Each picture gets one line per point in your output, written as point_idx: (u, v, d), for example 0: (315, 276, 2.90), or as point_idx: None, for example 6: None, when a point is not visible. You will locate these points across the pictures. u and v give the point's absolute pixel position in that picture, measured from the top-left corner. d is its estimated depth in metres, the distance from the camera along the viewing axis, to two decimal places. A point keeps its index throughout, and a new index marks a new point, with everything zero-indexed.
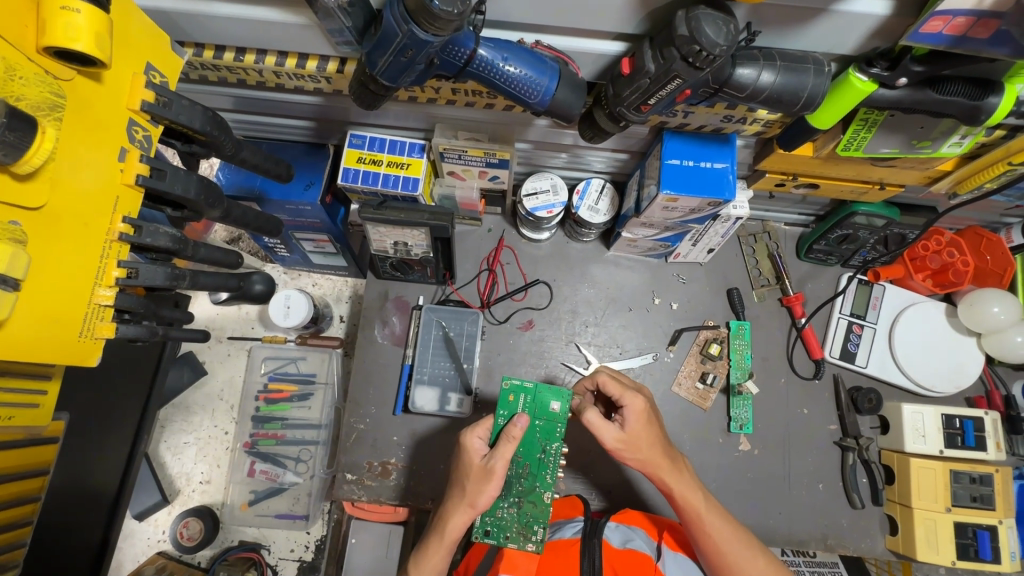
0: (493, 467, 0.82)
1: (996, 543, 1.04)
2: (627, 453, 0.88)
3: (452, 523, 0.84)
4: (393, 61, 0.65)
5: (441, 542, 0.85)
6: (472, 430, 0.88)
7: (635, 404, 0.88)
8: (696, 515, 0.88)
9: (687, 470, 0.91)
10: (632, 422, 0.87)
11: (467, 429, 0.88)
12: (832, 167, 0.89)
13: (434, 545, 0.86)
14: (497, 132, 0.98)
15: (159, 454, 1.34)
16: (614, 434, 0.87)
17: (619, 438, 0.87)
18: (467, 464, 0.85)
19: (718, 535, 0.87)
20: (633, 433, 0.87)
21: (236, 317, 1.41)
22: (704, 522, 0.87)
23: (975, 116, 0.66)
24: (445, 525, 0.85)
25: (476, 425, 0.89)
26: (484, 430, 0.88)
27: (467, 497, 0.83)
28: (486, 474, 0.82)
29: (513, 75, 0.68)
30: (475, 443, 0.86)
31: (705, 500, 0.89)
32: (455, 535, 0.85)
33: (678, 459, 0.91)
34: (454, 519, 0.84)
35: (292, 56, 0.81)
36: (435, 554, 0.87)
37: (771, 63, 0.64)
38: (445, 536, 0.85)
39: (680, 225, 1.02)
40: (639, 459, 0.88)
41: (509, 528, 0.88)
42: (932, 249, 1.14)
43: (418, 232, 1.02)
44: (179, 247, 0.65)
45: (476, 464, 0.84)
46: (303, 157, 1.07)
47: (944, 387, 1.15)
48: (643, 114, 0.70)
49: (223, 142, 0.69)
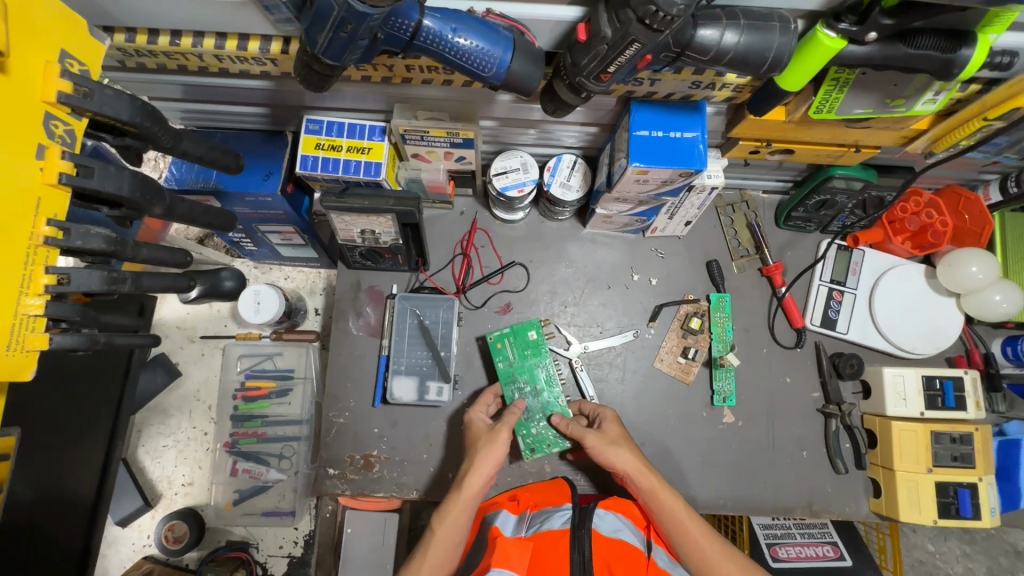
0: (499, 428, 0.99)
1: (976, 501, 1.04)
2: (610, 453, 0.97)
3: (478, 472, 0.94)
4: (332, 37, 0.61)
5: (462, 496, 0.93)
6: (474, 409, 1.05)
7: (607, 412, 1.05)
8: (683, 529, 0.89)
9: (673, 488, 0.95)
10: (608, 425, 1.02)
11: (470, 407, 1.06)
12: (805, 130, 0.86)
13: (453, 501, 0.92)
14: (459, 110, 0.93)
15: (138, 459, 1.32)
16: (591, 432, 0.99)
17: (598, 438, 0.99)
18: (479, 433, 1.01)
19: (700, 549, 0.88)
20: (609, 437, 0.99)
21: (207, 316, 1.37)
22: (690, 533, 0.89)
23: (947, 70, 0.63)
24: (467, 476, 0.94)
25: (478, 402, 1.07)
26: (484, 404, 1.07)
27: (484, 449, 0.97)
28: (496, 432, 0.99)
29: (465, 47, 0.64)
30: (477, 416, 1.04)
31: (689, 512, 0.91)
32: (479, 484, 0.93)
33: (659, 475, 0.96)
34: (479, 467, 0.95)
35: (233, 37, 0.76)
36: (455, 510, 0.91)
37: (735, 22, 0.60)
38: (467, 488, 0.93)
39: (654, 199, 0.99)
40: (624, 462, 0.96)
41: (547, 438, 1.08)
42: (910, 211, 1.13)
43: (384, 219, 0.98)
44: (117, 249, 0.61)
45: (486, 428, 1.01)
46: (260, 146, 1.02)
47: (925, 349, 1.15)
48: (604, 83, 0.66)
49: (160, 134, 0.65)
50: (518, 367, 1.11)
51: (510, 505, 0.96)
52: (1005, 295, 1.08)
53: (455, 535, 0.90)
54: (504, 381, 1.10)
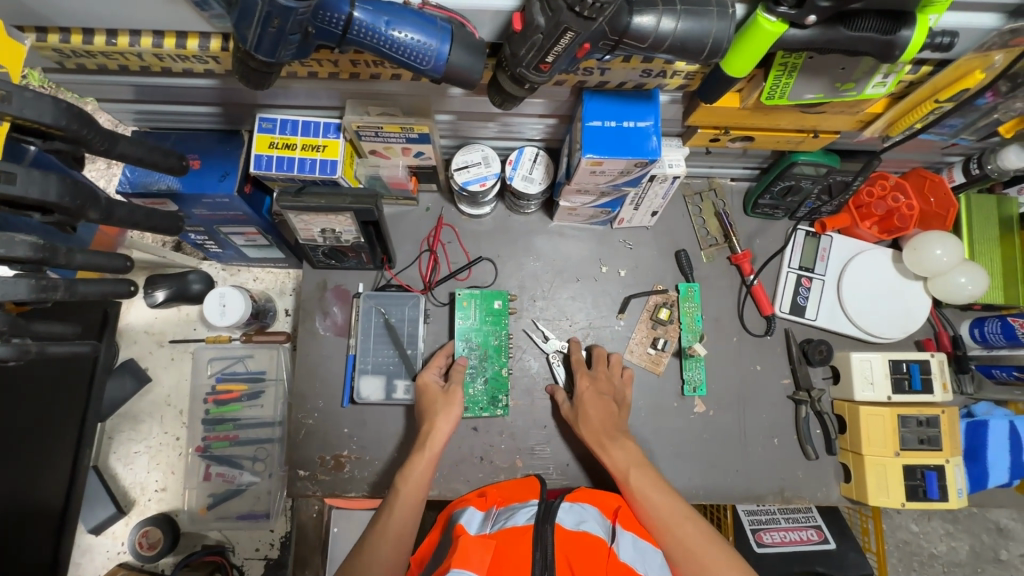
0: (455, 390, 1.04)
1: (944, 482, 1.04)
2: (577, 425, 1.05)
3: (437, 431, 0.99)
4: (261, 33, 0.59)
5: (425, 452, 0.98)
6: (426, 371, 1.07)
7: (579, 385, 1.08)
8: (627, 481, 0.96)
9: (627, 445, 1.01)
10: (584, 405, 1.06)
11: (423, 368, 1.08)
12: (761, 117, 0.86)
13: (417, 456, 0.98)
14: (413, 105, 0.92)
15: (110, 465, 1.30)
16: (564, 405, 1.08)
17: (570, 412, 1.08)
18: (428, 393, 1.04)
19: (645, 497, 0.94)
20: (579, 409, 1.06)
21: (176, 319, 1.36)
22: (631, 481, 0.96)
23: (889, 52, 0.62)
24: (429, 435, 0.99)
25: (430, 363, 1.09)
26: (436, 366, 1.09)
27: (442, 410, 1.02)
28: (450, 394, 1.04)
29: (400, 40, 0.63)
30: (429, 377, 1.06)
31: (637, 470, 0.97)
32: (439, 438, 0.99)
33: (617, 435, 1.03)
34: (439, 427, 1.00)
35: (170, 35, 0.74)
36: (419, 463, 0.97)
37: (671, 8, 0.59)
38: (428, 441, 0.99)
39: (614, 189, 0.98)
40: (588, 431, 1.04)
41: (481, 401, 1.11)
42: (877, 195, 1.13)
43: (343, 217, 0.97)
44: (46, 255, 0.59)
45: (440, 389, 1.05)
46: (215, 146, 1.01)
47: (893, 333, 1.15)
48: (545, 74, 0.65)
49: (89, 137, 0.63)
50: (472, 329, 1.13)
51: (478, 501, 0.94)
52: (970, 277, 1.08)
53: (417, 490, 0.95)
54: (459, 338, 1.12)
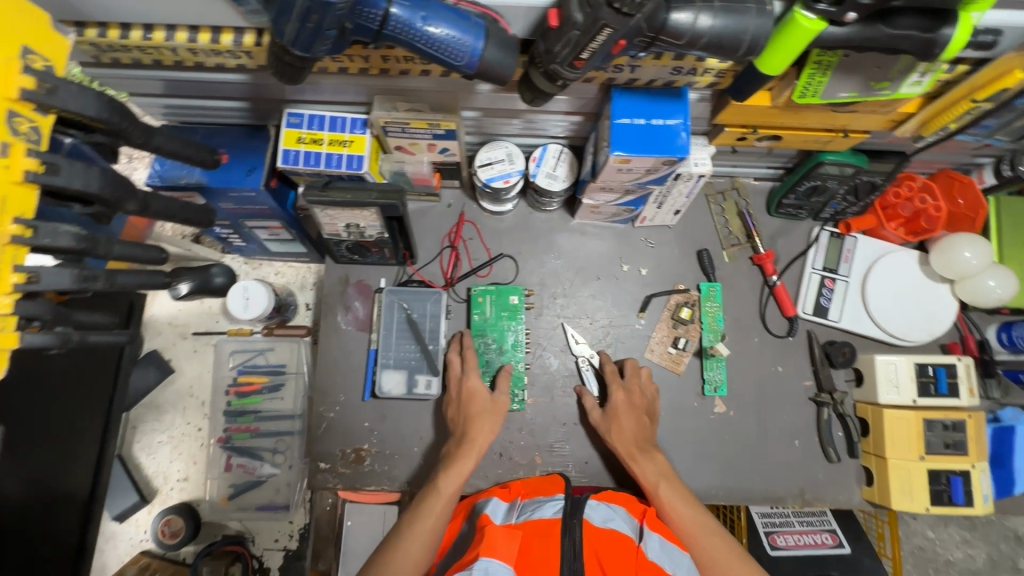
0: (502, 399, 1.07)
1: (969, 488, 1.03)
2: (608, 435, 1.04)
3: (484, 434, 1.01)
4: (299, 28, 0.60)
5: (472, 450, 0.99)
6: (471, 377, 1.07)
7: (614, 396, 1.06)
8: (657, 493, 0.96)
9: (657, 457, 1.01)
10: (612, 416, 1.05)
11: (467, 373, 1.07)
12: (791, 116, 0.85)
13: (465, 454, 0.98)
14: (441, 101, 0.92)
15: (133, 455, 1.32)
16: (596, 412, 1.06)
17: (601, 419, 1.07)
18: (473, 398, 1.05)
19: (674, 508, 0.94)
20: (612, 419, 1.05)
21: (199, 311, 1.37)
22: (661, 492, 0.96)
23: (930, 51, 0.61)
24: (475, 434, 1.01)
25: (469, 369, 1.08)
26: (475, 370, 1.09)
27: (491, 418, 1.04)
28: (496, 405, 1.06)
29: (435, 36, 0.63)
30: (477, 383, 1.06)
31: (668, 483, 0.97)
32: (485, 442, 1.01)
33: (648, 447, 1.02)
34: (486, 430, 1.02)
35: (205, 30, 0.75)
36: (465, 462, 0.97)
37: (709, 5, 0.59)
38: (474, 442, 1.00)
39: (639, 187, 0.98)
40: (618, 440, 1.03)
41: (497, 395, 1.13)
42: (904, 196, 1.11)
43: (369, 212, 0.98)
44: (87, 246, 0.61)
45: (486, 398, 1.05)
46: (242, 141, 1.02)
47: (918, 336, 1.14)
48: (579, 70, 0.65)
49: (129, 130, 0.64)
50: (487, 323, 1.14)
51: (501, 493, 0.96)
52: (999, 280, 1.06)
53: (455, 484, 0.94)
54: (475, 332, 1.14)
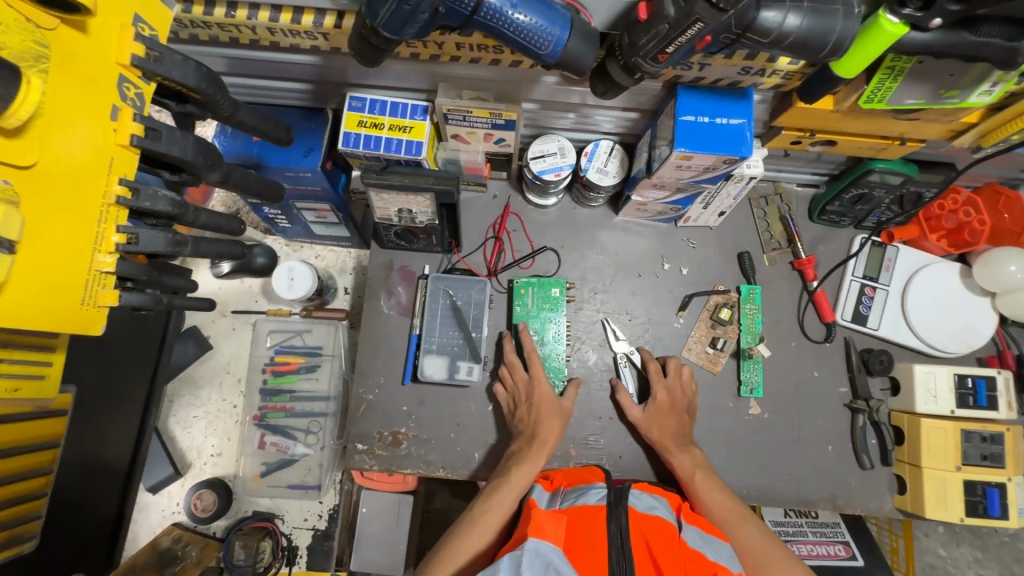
0: (568, 404, 1.09)
1: (1005, 500, 1.03)
2: (648, 429, 1.07)
3: (552, 431, 1.04)
4: (395, 9, 0.62)
5: (542, 447, 1.01)
6: (543, 381, 1.08)
7: (654, 393, 1.09)
8: (692, 481, 1.00)
9: (694, 451, 1.05)
10: (651, 411, 1.08)
11: (540, 377, 1.08)
12: (849, 121, 0.86)
13: (538, 450, 1.01)
14: (504, 91, 0.93)
15: (169, 428, 1.34)
16: (637, 410, 1.08)
17: (641, 417, 1.09)
18: (543, 400, 1.07)
19: (709, 497, 0.98)
20: (655, 418, 1.07)
21: (239, 290, 1.39)
22: (696, 483, 1.00)
23: (1010, 59, 0.62)
24: (542, 430, 1.03)
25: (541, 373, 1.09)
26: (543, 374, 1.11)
27: (558, 419, 1.06)
28: (562, 409, 1.08)
29: (523, 24, 0.64)
30: (548, 386, 1.08)
31: (703, 473, 1.01)
32: (554, 441, 1.04)
33: (685, 442, 1.06)
34: (553, 426, 1.05)
35: (287, 10, 0.77)
36: (536, 455, 1.00)
37: (798, 5, 0.60)
38: (546, 442, 1.03)
39: (692, 185, 0.99)
40: (654, 434, 1.07)
41: None
42: (949, 208, 1.12)
43: (423, 198, 1.00)
44: (179, 212, 0.63)
45: (554, 402, 1.07)
46: (302, 122, 1.04)
47: (956, 348, 1.14)
48: (660, 65, 0.66)
49: (220, 102, 0.66)
50: (528, 314, 1.16)
51: (544, 482, 0.97)
52: None
53: (528, 479, 0.97)
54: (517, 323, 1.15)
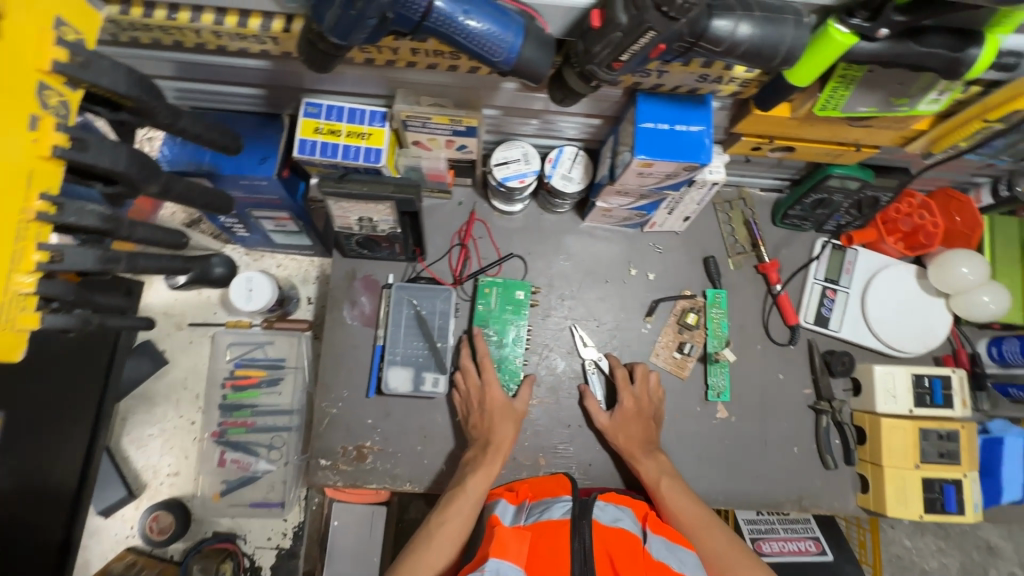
0: (521, 405, 1.07)
1: (961, 496, 1.06)
2: (615, 437, 1.07)
3: (503, 436, 1.02)
4: (341, 15, 0.59)
5: (496, 453, 1.00)
6: (493, 384, 1.06)
7: (623, 401, 1.08)
8: (658, 488, 1.00)
9: (659, 457, 1.05)
10: (619, 417, 1.08)
11: (489, 381, 1.06)
12: (807, 128, 0.87)
13: (492, 456, 0.99)
14: (464, 97, 0.92)
15: (122, 448, 1.28)
16: (604, 417, 1.07)
17: (609, 423, 1.08)
18: (494, 405, 1.05)
19: (675, 503, 0.98)
20: (621, 425, 1.07)
21: (195, 302, 1.34)
22: (662, 490, 1.00)
23: (955, 70, 0.64)
24: (494, 434, 1.02)
25: (490, 376, 1.07)
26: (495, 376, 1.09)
27: (511, 422, 1.05)
28: (515, 412, 1.06)
29: (475, 30, 0.63)
30: (499, 391, 1.06)
31: (669, 480, 1.01)
32: (508, 446, 1.02)
33: (651, 448, 1.06)
34: (504, 430, 1.03)
35: (233, 14, 0.74)
36: (495, 463, 0.99)
37: (749, 14, 0.60)
38: (500, 447, 1.01)
39: (655, 192, 0.99)
40: (622, 441, 1.06)
41: None
42: (904, 212, 1.15)
43: (383, 206, 0.97)
44: (111, 227, 0.61)
45: (505, 405, 1.05)
46: (256, 129, 1.00)
47: (913, 347, 1.17)
48: (615, 72, 0.66)
49: (157, 110, 0.63)
50: (489, 315, 1.14)
51: (509, 496, 0.97)
52: (993, 296, 1.10)
53: (483, 487, 0.96)
54: (478, 323, 1.14)
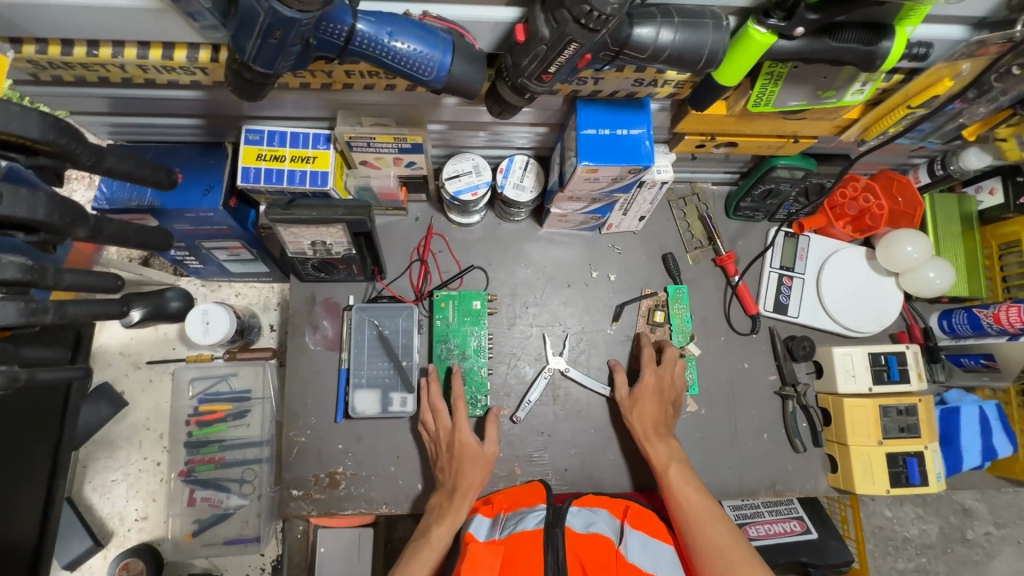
0: (491, 446, 1.04)
1: (924, 468, 1.09)
2: (629, 412, 1.08)
3: (472, 481, 0.99)
4: (261, 44, 0.58)
5: (462, 499, 0.97)
6: (463, 427, 1.04)
7: (644, 377, 1.10)
8: (666, 474, 0.99)
9: (672, 442, 1.05)
10: (640, 394, 1.09)
11: (459, 424, 1.04)
12: (745, 124, 0.89)
13: (459, 503, 0.97)
14: (405, 115, 0.91)
15: (84, 496, 1.24)
16: (624, 388, 1.09)
17: (626, 398, 1.10)
18: (464, 450, 1.02)
19: (680, 490, 0.97)
20: (636, 400, 1.08)
21: (153, 339, 1.31)
22: (668, 477, 0.99)
23: (871, 62, 0.66)
24: (461, 478, 0.99)
25: (463, 417, 1.05)
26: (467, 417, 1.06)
27: (481, 466, 1.02)
28: (485, 455, 1.03)
29: (403, 51, 0.63)
30: (469, 435, 1.03)
31: (677, 466, 1.00)
32: (476, 492, 1.00)
33: (665, 432, 1.06)
34: (473, 475, 1.00)
35: (156, 46, 0.72)
36: (462, 509, 0.97)
37: (669, 20, 0.61)
38: (466, 493, 0.98)
39: (606, 196, 1.00)
40: (637, 420, 1.07)
41: None
42: (850, 196, 1.17)
43: (335, 229, 0.96)
44: (33, 277, 0.58)
45: (475, 450, 1.02)
46: (198, 159, 0.97)
47: (869, 327, 1.21)
48: (546, 84, 0.66)
49: (77, 151, 0.61)
50: (447, 329, 1.13)
51: (485, 509, 0.96)
52: (939, 272, 1.14)
53: (448, 536, 0.94)
54: (437, 339, 1.13)
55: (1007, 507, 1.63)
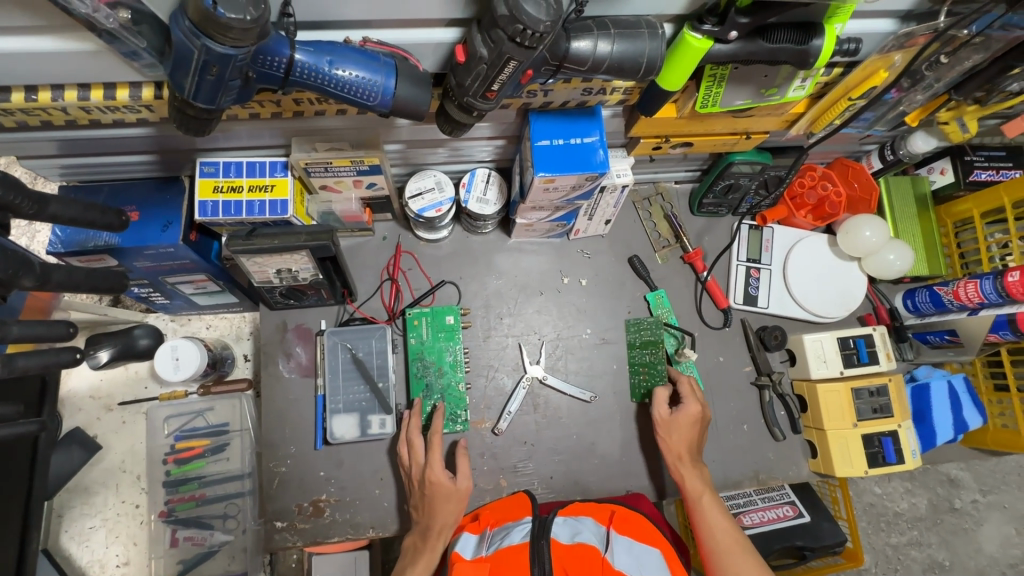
0: (462, 481, 1.02)
1: (899, 446, 1.11)
2: (669, 433, 1.06)
3: (445, 521, 0.97)
4: (199, 81, 0.58)
5: (432, 540, 0.96)
6: (433, 465, 0.99)
7: (690, 405, 1.07)
8: (698, 500, 1.00)
9: (705, 470, 1.04)
10: (682, 415, 1.07)
11: (431, 464, 0.99)
12: (696, 124, 0.91)
13: (430, 545, 0.96)
14: (361, 138, 0.91)
15: (62, 546, 1.21)
16: (666, 409, 1.07)
17: (665, 418, 1.07)
18: (436, 489, 0.98)
19: (713, 519, 0.97)
20: (677, 424, 1.06)
21: (124, 379, 1.28)
22: (704, 506, 0.99)
23: (805, 60, 0.68)
24: (436, 514, 0.97)
25: (435, 459, 1.00)
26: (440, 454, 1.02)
27: (455, 505, 0.99)
28: (458, 492, 1.00)
29: (345, 79, 0.63)
30: (441, 474, 0.99)
31: (713, 496, 1.00)
32: (450, 531, 0.97)
33: (699, 459, 1.05)
34: (444, 513, 0.98)
35: (97, 87, 0.71)
36: (435, 546, 0.96)
37: (605, 32, 0.62)
38: (439, 534, 0.96)
39: (567, 203, 1.01)
40: (673, 441, 1.06)
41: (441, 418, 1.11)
42: (808, 185, 1.19)
43: (299, 255, 0.94)
44: None
45: (450, 489, 0.99)
46: (153, 195, 0.96)
47: (837, 312, 1.23)
48: (492, 101, 0.66)
49: (16, 201, 0.60)
50: (424, 346, 1.13)
51: (471, 526, 0.96)
52: (898, 254, 1.18)
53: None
54: (412, 358, 1.12)
55: (990, 474, 1.67)
